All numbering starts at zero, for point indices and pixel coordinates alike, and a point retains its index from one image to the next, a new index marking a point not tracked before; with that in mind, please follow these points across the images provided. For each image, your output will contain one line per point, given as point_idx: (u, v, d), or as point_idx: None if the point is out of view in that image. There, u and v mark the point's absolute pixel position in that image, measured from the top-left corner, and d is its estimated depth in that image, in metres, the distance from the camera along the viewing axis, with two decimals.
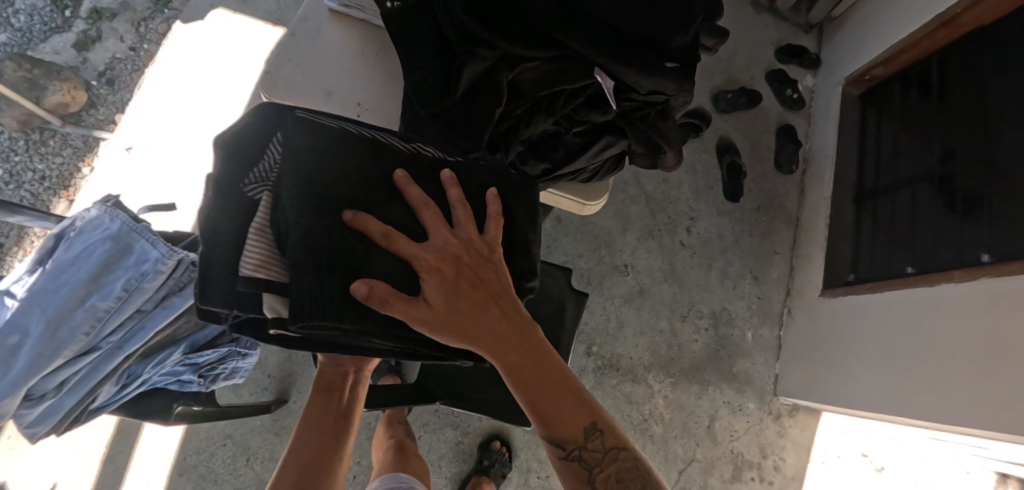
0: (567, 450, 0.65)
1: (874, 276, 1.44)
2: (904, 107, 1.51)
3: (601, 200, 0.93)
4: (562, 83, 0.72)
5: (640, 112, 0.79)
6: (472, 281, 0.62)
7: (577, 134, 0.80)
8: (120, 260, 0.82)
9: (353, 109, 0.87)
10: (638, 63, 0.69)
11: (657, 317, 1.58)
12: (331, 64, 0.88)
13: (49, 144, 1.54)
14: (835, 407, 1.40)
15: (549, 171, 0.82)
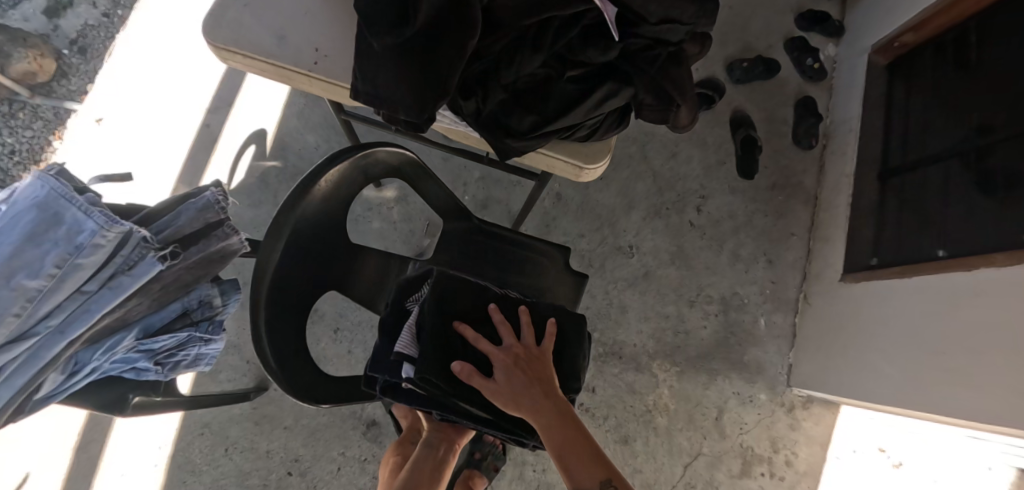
0: None
1: (900, 260, 1.33)
2: (937, 76, 1.38)
3: (602, 162, 0.79)
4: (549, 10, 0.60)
5: (648, 49, 0.65)
6: (529, 371, 0.73)
7: (572, 80, 0.67)
8: (50, 229, 0.74)
9: (309, 56, 0.77)
10: None
11: (663, 302, 1.48)
12: (285, 6, 0.78)
13: (17, 116, 1.41)
14: (853, 400, 1.30)
15: (538, 125, 0.69)
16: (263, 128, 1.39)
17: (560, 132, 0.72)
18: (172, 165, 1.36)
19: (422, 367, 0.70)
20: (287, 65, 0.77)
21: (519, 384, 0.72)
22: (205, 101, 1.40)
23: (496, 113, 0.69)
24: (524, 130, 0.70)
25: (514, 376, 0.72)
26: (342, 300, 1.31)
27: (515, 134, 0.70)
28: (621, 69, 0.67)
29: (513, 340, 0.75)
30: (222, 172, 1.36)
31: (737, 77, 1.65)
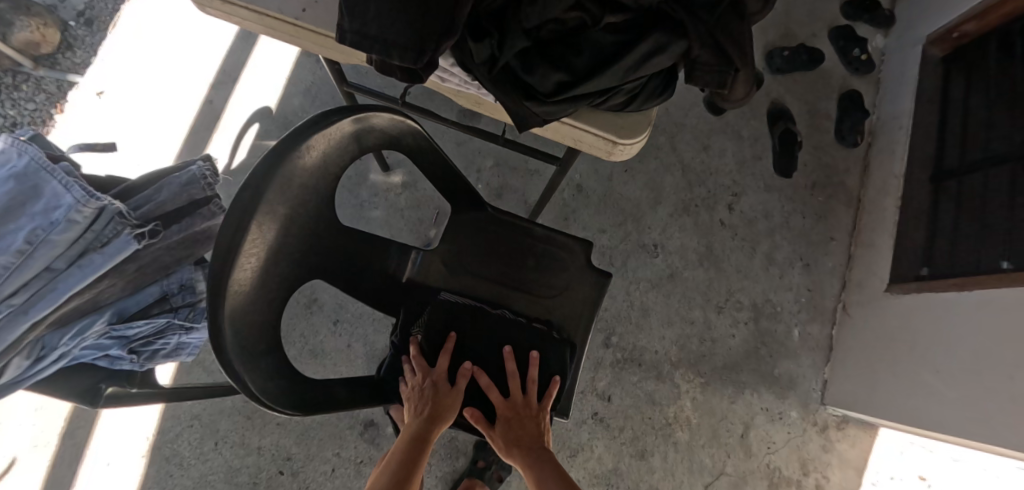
0: None
1: (958, 270, 1.19)
2: (1004, 66, 1.24)
3: (638, 138, 0.69)
4: None
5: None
6: (522, 426, 0.72)
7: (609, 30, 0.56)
8: (25, 204, 0.67)
9: (296, 3, 0.65)
10: None
11: (688, 306, 1.37)
12: None
13: (21, 89, 1.34)
14: (916, 428, 1.16)
15: (566, 84, 0.58)
16: (268, 106, 1.31)
17: (590, 99, 0.61)
18: (173, 142, 1.29)
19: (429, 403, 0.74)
20: (271, 12, 0.65)
21: (516, 442, 0.72)
22: (210, 76, 1.33)
23: (515, 68, 0.58)
24: (548, 92, 0.59)
25: (509, 432, 0.72)
26: (325, 291, 1.23)
27: (538, 97, 0.60)
28: (670, 17, 0.56)
29: (523, 394, 0.74)
30: (224, 151, 1.29)
31: (778, 66, 1.53)
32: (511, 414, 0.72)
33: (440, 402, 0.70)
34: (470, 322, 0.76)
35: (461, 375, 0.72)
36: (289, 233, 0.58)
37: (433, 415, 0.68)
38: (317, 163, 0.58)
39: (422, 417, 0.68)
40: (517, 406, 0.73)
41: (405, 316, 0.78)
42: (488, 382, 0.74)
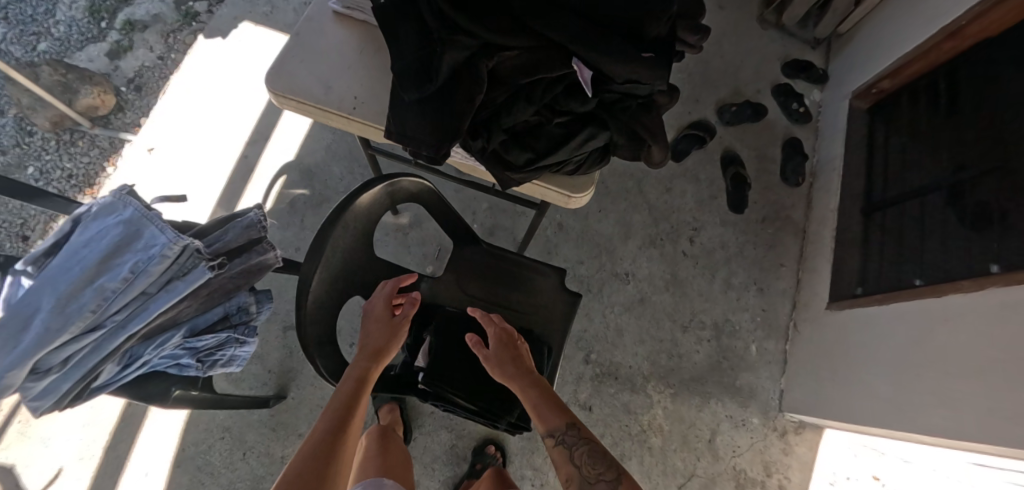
0: (556, 436, 0.85)
1: (883, 288, 1.41)
2: (913, 118, 1.52)
3: (585, 194, 0.88)
4: (541, 72, 0.69)
5: (616, 104, 0.76)
6: (513, 346, 0.91)
7: (560, 124, 0.77)
8: (131, 243, 0.88)
9: (349, 103, 0.77)
10: (611, 50, 0.66)
11: (657, 326, 1.56)
12: (333, 59, 0.79)
13: (77, 144, 1.64)
14: (852, 425, 1.35)
15: (533, 160, 0.78)
16: (293, 159, 1.54)
17: (550, 167, 0.81)
18: (213, 191, 1.51)
19: (435, 375, 0.89)
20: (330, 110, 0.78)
21: (509, 359, 0.89)
22: (246, 135, 1.56)
23: (499, 150, 0.79)
24: (520, 164, 0.79)
25: (503, 349, 0.89)
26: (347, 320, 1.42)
27: (514, 168, 0.79)
28: (600, 115, 0.76)
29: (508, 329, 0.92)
30: (257, 197, 1.51)
31: (728, 119, 1.79)
32: (503, 337, 0.91)
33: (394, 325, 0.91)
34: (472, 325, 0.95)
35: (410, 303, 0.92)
36: (333, 256, 0.82)
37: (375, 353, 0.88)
38: (362, 211, 0.83)
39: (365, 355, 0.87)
40: (506, 333, 0.92)
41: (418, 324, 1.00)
42: (483, 315, 0.94)
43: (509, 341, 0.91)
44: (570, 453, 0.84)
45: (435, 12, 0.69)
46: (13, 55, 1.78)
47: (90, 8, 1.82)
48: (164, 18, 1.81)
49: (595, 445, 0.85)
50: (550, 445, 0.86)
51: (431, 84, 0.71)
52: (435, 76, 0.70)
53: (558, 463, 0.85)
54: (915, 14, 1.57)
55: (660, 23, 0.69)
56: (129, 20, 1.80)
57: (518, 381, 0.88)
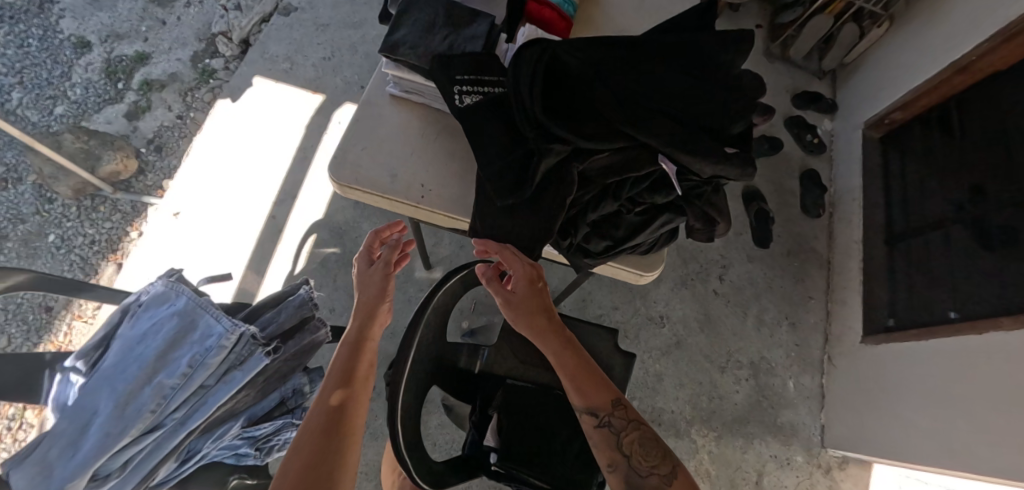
0: (600, 417, 0.70)
1: (916, 319, 1.43)
2: (928, 148, 1.58)
3: (656, 269, 0.85)
4: (629, 171, 0.70)
5: (692, 191, 0.74)
6: (540, 289, 0.75)
7: (639, 213, 0.76)
8: (186, 335, 0.87)
9: (418, 192, 0.78)
10: (699, 151, 0.65)
11: (697, 369, 1.54)
12: (399, 147, 0.80)
13: (99, 209, 1.61)
14: (902, 462, 1.34)
15: (612, 247, 0.79)
16: (321, 218, 1.53)
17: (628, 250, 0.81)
18: (243, 255, 1.49)
19: (509, 455, 0.84)
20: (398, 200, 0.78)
21: (532, 304, 0.74)
22: (273, 196, 1.55)
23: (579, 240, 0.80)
24: (597, 251, 0.81)
25: (525, 288, 0.74)
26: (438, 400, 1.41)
27: (593, 255, 0.82)
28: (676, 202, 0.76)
29: (529, 266, 0.73)
30: (286, 261, 1.48)
31: None
32: (526, 272, 0.74)
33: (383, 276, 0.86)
34: (540, 400, 0.92)
35: (391, 247, 0.88)
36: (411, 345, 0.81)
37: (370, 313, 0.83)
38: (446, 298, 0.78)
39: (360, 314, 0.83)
40: (529, 265, 0.75)
41: (480, 400, 0.95)
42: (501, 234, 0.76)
43: (536, 278, 0.75)
44: (615, 437, 0.70)
45: (529, 121, 0.69)
46: (30, 120, 1.79)
47: (106, 70, 1.86)
48: (181, 77, 1.84)
49: (645, 427, 0.71)
50: (591, 426, 0.70)
51: (524, 191, 0.70)
52: (528, 184, 0.70)
53: (599, 449, 0.70)
54: (919, 54, 1.67)
55: (742, 121, 0.69)
56: (147, 81, 1.82)
57: (540, 335, 0.73)
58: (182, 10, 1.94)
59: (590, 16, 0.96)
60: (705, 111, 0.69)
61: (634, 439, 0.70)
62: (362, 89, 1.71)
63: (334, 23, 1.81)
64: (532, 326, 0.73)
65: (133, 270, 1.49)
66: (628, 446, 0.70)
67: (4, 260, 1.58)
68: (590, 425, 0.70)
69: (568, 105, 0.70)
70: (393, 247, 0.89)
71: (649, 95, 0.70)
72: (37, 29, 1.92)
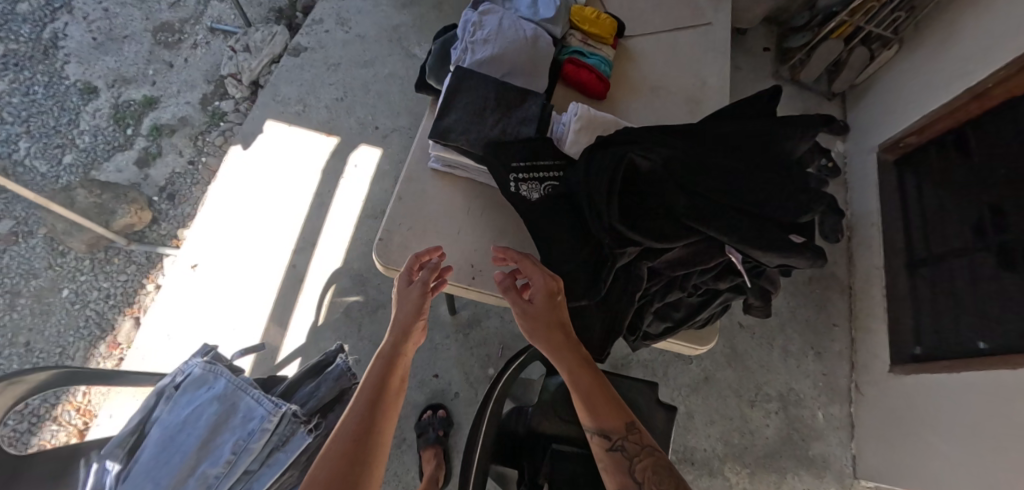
0: (612, 438, 0.76)
1: (945, 349, 1.42)
2: (945, 173, 1.56)
3: (713, 342, 0.95)
4: (695, 264, 0.81)
5: (754, 271, 0.84)
6: (556, 309, 0.83)
7: (696, 295, 0.89)
8: (228, 419, 0.85)
9: (469, 272, 0.91)
10: (763, 245, 0.74)
11: (725, 404, 1.55)
12: (443, 228, 0.93)
13: (113, 261, 1.59)
14: None
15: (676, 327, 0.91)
16: (342, 265, 1.52)
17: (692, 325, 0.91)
18: (264, 306, 1.47)
19: None
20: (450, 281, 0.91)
21: (548, 324, 0.82)
22: (292, 243, 1.54)
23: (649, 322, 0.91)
24: (657, 332, 0.93)
25: (544, 309, 0.83)
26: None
27: (653, 335, 0.93)
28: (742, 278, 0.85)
29: (544, 283, 0.83)
30: (309, 312, 1.46)
31: None
32: (545, 294, 0.83)
33: (420, 297, 0.84)
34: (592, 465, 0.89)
35: (431, 270, 0.85)
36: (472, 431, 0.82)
37: (405, 331, 0.82)
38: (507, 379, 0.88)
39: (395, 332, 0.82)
40: (547, 286, 0.83)
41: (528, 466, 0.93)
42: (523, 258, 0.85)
43: (552, 299, 0.83)
44: (628, 462, 0.74)
45: (605, 228, 0.79)
46: (39, 171, 1.76)
47: (115, 116, 1.83)
48: (191, 121, 1.81)
49: (657, 454, 0.75)
50: (603, 447, 0.76)
51: (598, 292, 0.83)
52: (602, 285, 0.83)
53: (609, 470, 0.75)
54: (933, 76, 1.67)
55: (811, 211, 0.76)
56: (156, 126, 1.80)
57: (556, 349, 0.81)
58: (190, 52, 1.93)
59: (625, 71, 1.05)
60: (769, 204, 0.77)
61: (648, 466, 0.74)
62: (377, 129, 1.70)
63: (345, 62, 1.81)
64: (548, 341, 0.81)
65: (151, 325, 1.45)
66: (642, 472, 0.73)
67: (18, 318, 1.54)
68: (602, 445, 0.75)
69: (642, 209, 0.80)
70: (432, 270, 0.86)
71: (716, 192, 0.79)
72: (42, 75, 1.89)
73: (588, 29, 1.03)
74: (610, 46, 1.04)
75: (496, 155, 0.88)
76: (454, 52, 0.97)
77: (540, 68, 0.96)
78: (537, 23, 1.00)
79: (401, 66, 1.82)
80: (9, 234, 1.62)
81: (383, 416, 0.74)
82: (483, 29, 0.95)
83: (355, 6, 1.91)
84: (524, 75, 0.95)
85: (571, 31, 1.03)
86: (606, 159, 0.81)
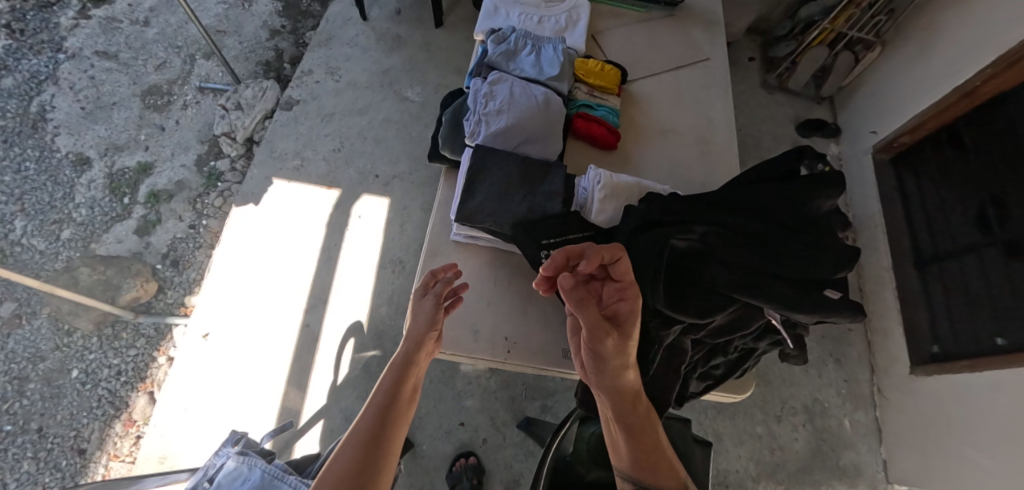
0: None
1: (963, 347, 1.43)
2: (942, 170, 1.58)
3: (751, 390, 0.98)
4: (737, 329, 0.89)
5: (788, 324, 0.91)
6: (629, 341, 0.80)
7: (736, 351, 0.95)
8: None
9: (503, 345, 0.96)
10: (811, 309, 0.83)
11: (752, 422, 1.56)
12: (471, 298, 0.99)
13: (121, 336, 1.56)
14: None
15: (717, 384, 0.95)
16: (357, 319, 1.51)
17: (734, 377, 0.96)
18: (281, 370, 1.45)
19: None
20: (484, 356, 0.96)
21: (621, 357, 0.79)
22: (303, 302, 1.53)
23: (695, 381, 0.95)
24: (699, 390, 0.96)
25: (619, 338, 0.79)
26: None
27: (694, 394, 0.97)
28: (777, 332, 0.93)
29: (639, 314, 0.80)
30: (327, 372, 1.45)
31: None
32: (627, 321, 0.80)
33: (433, 309, 0.90)
34: None
35: (444, 285, 0.92)
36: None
37: (416, 344, 0.89)
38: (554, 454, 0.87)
39: (407, 343, 0.89)
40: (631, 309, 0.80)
41: None
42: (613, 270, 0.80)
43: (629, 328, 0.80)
44: None
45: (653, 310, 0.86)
46: (37, 248, 1.71)
47: (110, 185, 1.80)
48: (188, 184, 1.79)
49: None
50: None
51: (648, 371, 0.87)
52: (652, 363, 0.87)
53: None
54: (919, 79, 1.69)
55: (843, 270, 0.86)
56: (154, 192, 1.78)
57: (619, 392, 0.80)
58: (180, 113, 1.92)
59: (634, 120, 1.14)
60: (806, 267, 0.86)
61: None
62: (377, 178, 1.70)
63: (339, 111, 1.81)
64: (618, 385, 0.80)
65: (168, 400, 1.42)
66: None
67: (28, 404, 1.49)
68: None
69: (688, 284, 0.87)
70: (445, 284, 0.93)
71: (756, 261, 0.87)
72: (31, 150, 1.84)
73: (593, 81, 1.11)
74: (615, 95, 1.13)
75: (531, 239, 0.92)
76: (469, 123, 1.04)
77: (554, 128, 1.02)
78: (544, 83, 1.07)
79: (396, 111, 1.83)
80: (11, 317, 1.58)
81: (396, 418, 0.82)
82: (494, 99, 1.02)
83: (344, 54, 1.92)
84: (539, 138, 1.01)
85: (576, 84, 1.12)
86: (651, 245, 0.86)
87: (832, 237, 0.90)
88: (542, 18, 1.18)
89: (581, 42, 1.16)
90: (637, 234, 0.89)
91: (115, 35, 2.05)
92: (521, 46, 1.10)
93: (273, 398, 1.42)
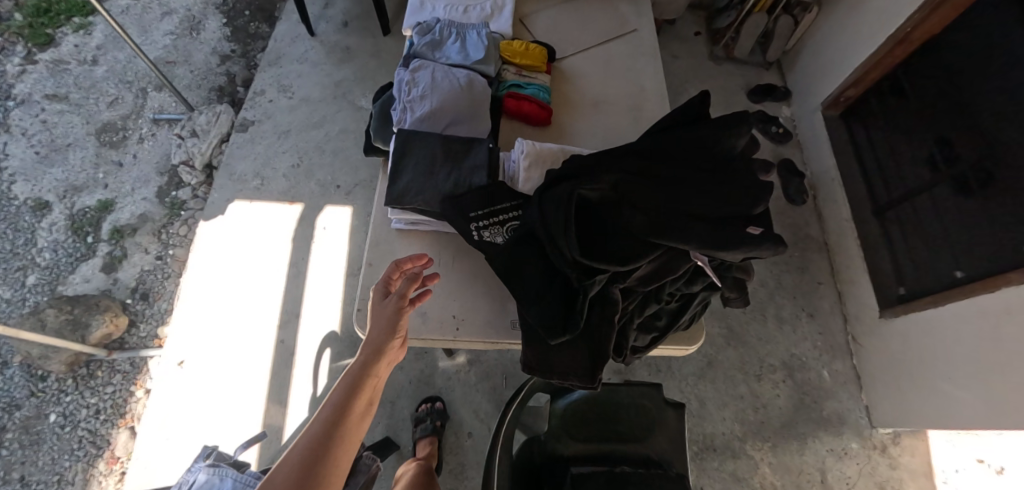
0: None
1: (927, 286, 1.46)
2: (888, 117, 1.63)
3: (699, 341, 1.03)
4: (663, 278, 0.89)
5: (721, 267, 0.95)
6: None
7: (673, 302, 0.98)
8: None
9: (452, 324, 0.98)
10: (733, 246, 0.82)
11: (733, 384, 1.58)
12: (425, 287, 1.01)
13: (96, 375, 1.55)
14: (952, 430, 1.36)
15: (659, 337, 0.98)
16: (332, 329, 1.51)
17: (676, 328, 0.99)
18: (259, 388, 1.45)
19: None
20: (436, 336, 0.97)
21: None
22: (276, 318, 1.53)
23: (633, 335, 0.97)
24: (643, 345, 1.00)
25: None
26: None
27: (639, 349, 1.01)
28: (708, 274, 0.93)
29: None
30: (306, 384, 1.45)
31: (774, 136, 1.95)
32: None
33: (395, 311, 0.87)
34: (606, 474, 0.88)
35: (410, 281, 0.88)
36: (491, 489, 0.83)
37: (376, 350, 0.83)
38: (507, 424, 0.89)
39: (367, 350, 0.83)
40: None
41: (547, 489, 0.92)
42: None
43: None
44: None
45: (569, 262, 0.86)
46: (2, 298, 1.69)
47: (72, 226, 1.78)
48: (151, 216, 1.79)
49: None
50: None
51: (575, 327, 0.87)
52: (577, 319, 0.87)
53: None
54: (855, 32, 1.73)
55: (760, 203, 0.86)
56: (117, 228, 1.76)
57: None
58: (137, 147, 1.91)
59: (565, 94, 1.16)
60: (724, 204, 0.86)
61: None
62: (339, 188, 1.71)
63: (295, 127, 1.82)
64: None
65: (148, 432, 1.41)
66: None
67: (7, 454, 1.46)
68: None
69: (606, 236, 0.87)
70: (411, 280, 0.89)
71: (670, 204, 0.86)
72: None
73: (520, 61, 1.14)
74: (544, 72, 1.16)
75: (459, 212, 0.95)
76: (395, 113, 1.06)
77: (479, 109, 1.05)
78: (470, 67, 1.09)
79: (352, 120, 1.84)
80: None
81: (344, 435, 0.74)
82: (417, 86, 1.04)
83: (294, 71, 1.93)
84: (465, 119, 1.04)
85: (504, 66, 1.15)
86: (555, 200, 0.87)
87: (751, 173, 0.90)
88: (468, 7, 1.20)
89: (507, 27, 1.19)
90: (546, 192, 0.91)
91: (64, 77, 2.04)
92: (446, 36, 1.13)
93: (252, 417, 1.42)
